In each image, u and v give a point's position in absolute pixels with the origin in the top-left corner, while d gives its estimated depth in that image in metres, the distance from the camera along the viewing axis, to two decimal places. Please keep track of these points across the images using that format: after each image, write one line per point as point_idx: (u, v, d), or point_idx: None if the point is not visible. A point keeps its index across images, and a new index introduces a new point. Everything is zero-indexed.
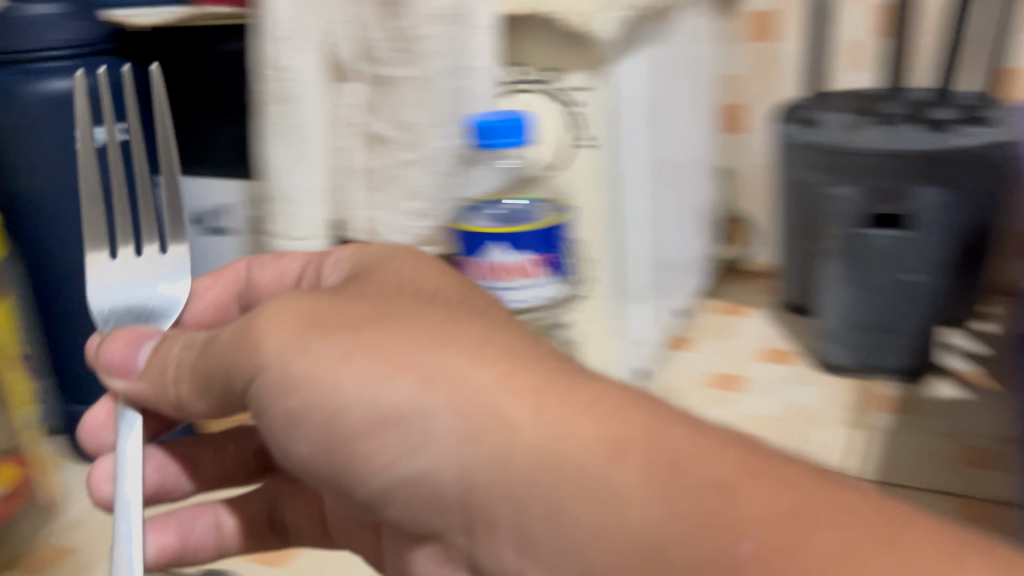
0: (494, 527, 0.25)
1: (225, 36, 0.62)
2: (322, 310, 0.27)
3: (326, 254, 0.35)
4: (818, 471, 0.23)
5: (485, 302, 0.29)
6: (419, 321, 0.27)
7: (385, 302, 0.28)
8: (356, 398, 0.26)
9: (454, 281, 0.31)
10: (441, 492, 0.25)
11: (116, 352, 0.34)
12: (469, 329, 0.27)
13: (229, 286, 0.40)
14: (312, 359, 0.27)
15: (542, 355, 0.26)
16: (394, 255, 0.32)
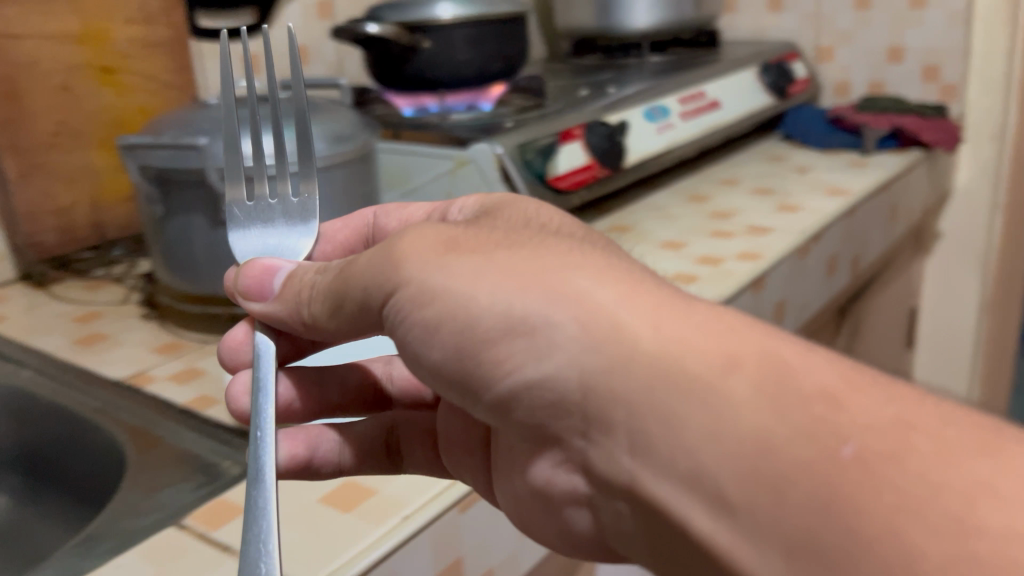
0: (609, 431, 0.27)
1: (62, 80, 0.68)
2: (456, 239, 0.30)
3: (452, 200, 0.36)
4: (928, 396, 0.24)
5: (595, 236, 0.31)
6: (547, 248, 0.29)
7: (513, 234, 0.30)
8: (494, 292, 0.28)
9: (564, 218, 0.33)
10: (559, 376, 0.27)
11: (252, 279, 0.36)
12: (589, 256, 0.29)
13: (361, 231, 0.41)
14: (449, 265, 0.30)
15: (656, 281, 0.29)
16: (514, 196, 0.34)
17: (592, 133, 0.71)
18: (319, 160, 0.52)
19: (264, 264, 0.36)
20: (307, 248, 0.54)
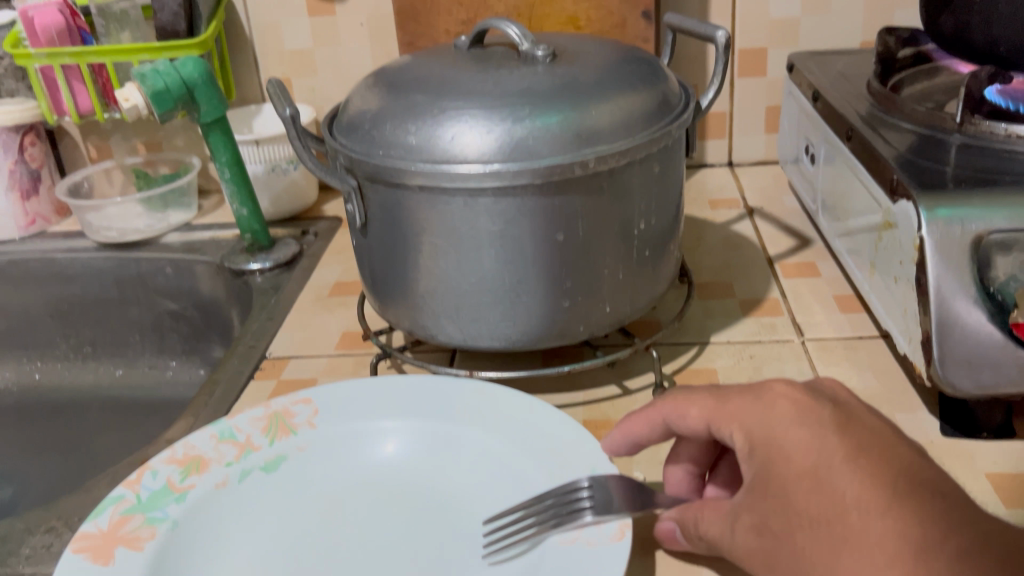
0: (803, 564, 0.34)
1: None
2: (758, 483, 0.36)
3: (722, 417, 0.40)
4: None
5: (829, 414, 0.37)
6: (806, 480, 0.34)
7: (784, 466, 0.36)
8: (790, 445, 0.36)
9: (822, 409, 0.38)
10: (788, 509, 0.34)
11: (618, 444, 0.47)
12: (846, 474, 0.34)
13: (657, 421, 0.44)
14: (765, 426, 0.38)
15: (908, 462, 0.35)
16: (770, 386, 0.40)
17: None
18: (472, 148, 0.50)
19: (665, 526, 0.43)
20: (510, 250, 0.53)
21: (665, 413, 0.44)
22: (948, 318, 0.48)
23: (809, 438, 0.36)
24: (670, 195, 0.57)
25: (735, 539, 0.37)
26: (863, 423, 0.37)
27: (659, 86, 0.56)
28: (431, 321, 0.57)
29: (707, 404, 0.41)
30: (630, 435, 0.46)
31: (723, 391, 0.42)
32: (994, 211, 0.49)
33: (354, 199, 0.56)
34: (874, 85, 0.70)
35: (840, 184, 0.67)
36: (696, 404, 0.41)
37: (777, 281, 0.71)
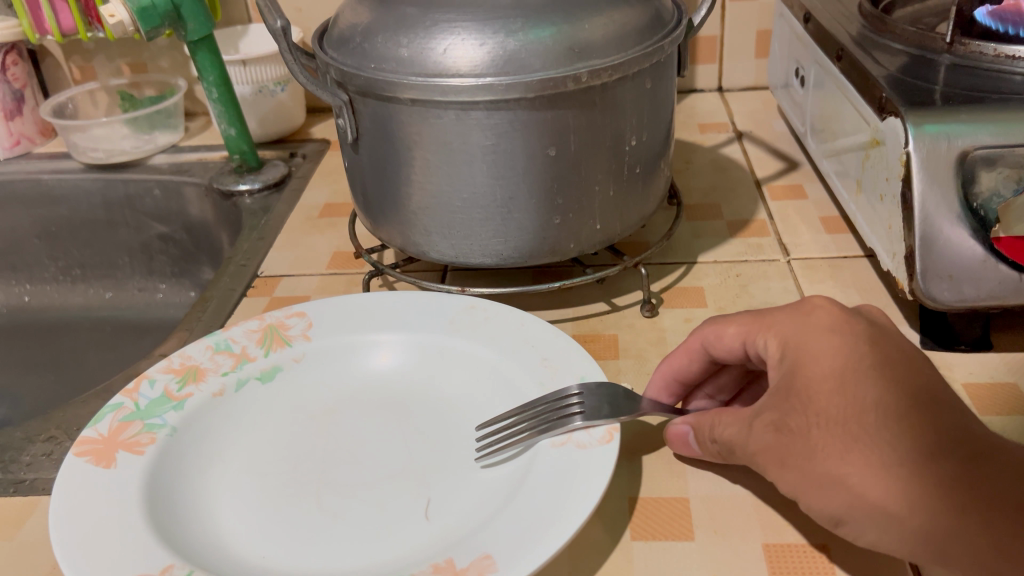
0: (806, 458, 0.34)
1: None
2: (784, 384, 0.36)
3: (760, 328, 0.40)
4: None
5: (865, 328, 0.36)
6: (832, 382, 0.34)
7: (809, 368, 0.35)
8: (817, 348, 0.36)
9: (859, 322, 0.37)
10: (804, 408, 0.34)
11: (658, 387, 0.46)
12: (869, 380, 0.34)
13: (696, 349, 0.44)
14: (784, 334, 0.38)
15: (924, 373, 0.35)
16: (812, 298, 0.40)
17: None
18: (466, 61, 0.50)
19: (678, 428, 0.42)
20: (502, 165, 0.53)
21: (703, 335, 0.44)
22: (931, 232, 0.49)
23: (839, 345, 0.36)
24: (662, 112, 0.57)
25: (751, 436, 0.37)
26: (892, 338, 0.37)
27: (651, 2, 0.56)
28: (423, 237, 0.58)
29: (746, 322, 0.42)
30: (669, 370, 0.46)
31: (759, 314, 0.41)
32: (980, 127, 0.49)
33: (346, 113, 0.56)
34: (866, 6, 0.70)
35: (828, 105, 0.67)
36: (736, 323, 0.42)
37: (764, 203, 0.72)
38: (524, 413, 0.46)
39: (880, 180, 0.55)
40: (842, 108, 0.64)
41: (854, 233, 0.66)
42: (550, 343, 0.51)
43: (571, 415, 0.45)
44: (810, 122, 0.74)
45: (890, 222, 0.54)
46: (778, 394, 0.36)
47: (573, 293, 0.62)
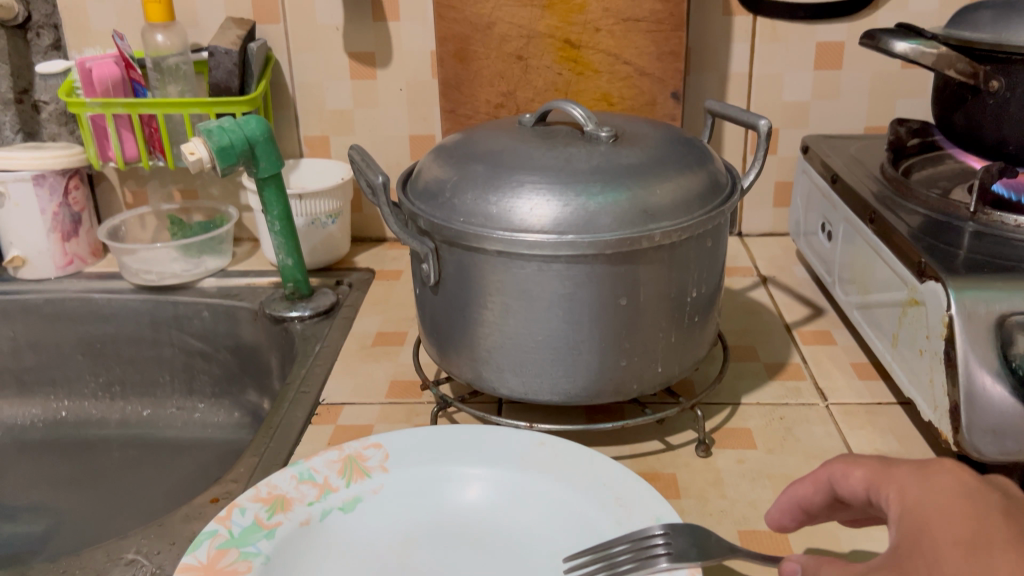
0: None
1: (794, 11, 0.91)
2: (905, 543, 0.33)
3: (883, 479, 0.38)
4: None
5: (1001, 496, 0.33)
6: (961, 549, 0.31)
7: (935, 534, 0.32)
8: (942, 509, 0.33)
9: (995, 490, 0.33)
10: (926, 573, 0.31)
11: (783, 507, 0.46)
12: (1005, 553, 0.29)
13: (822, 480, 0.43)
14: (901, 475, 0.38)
15: None
16: (944, 459, 0.37)
17: None
18: (547, 219, 0.55)
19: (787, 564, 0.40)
20: (574, 314, 0.57)
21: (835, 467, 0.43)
22: (976, 389, 0.54)
23: (970, 514, 0.32)
24: (717, 265, 0.62)
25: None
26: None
27: (709, 168, 0.62)
28: (493, 374, 0.61)
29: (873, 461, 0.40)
30: (792, 496, 0.46)
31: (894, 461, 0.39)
32: (1014, 294, 0.55)
33: (429, 259, 0.60)
34: (888, 170, 0.77)
35: (859, 260, 0.73)
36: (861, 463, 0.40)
37: (797, 348, 0.77)
38: (608, 552, 0.49)
39: (919, 337, 0.60)
40: (875, 265, 0.69)
41: (885, 380, 0.71)
42: (622, 482, 0.54)
43: (654, 557, 0.47)
44: (836, 273, 0.79)
45: (931, 377, 0.58)
46: (899, 555, 0.33)
47: (629, 431, 0.66)
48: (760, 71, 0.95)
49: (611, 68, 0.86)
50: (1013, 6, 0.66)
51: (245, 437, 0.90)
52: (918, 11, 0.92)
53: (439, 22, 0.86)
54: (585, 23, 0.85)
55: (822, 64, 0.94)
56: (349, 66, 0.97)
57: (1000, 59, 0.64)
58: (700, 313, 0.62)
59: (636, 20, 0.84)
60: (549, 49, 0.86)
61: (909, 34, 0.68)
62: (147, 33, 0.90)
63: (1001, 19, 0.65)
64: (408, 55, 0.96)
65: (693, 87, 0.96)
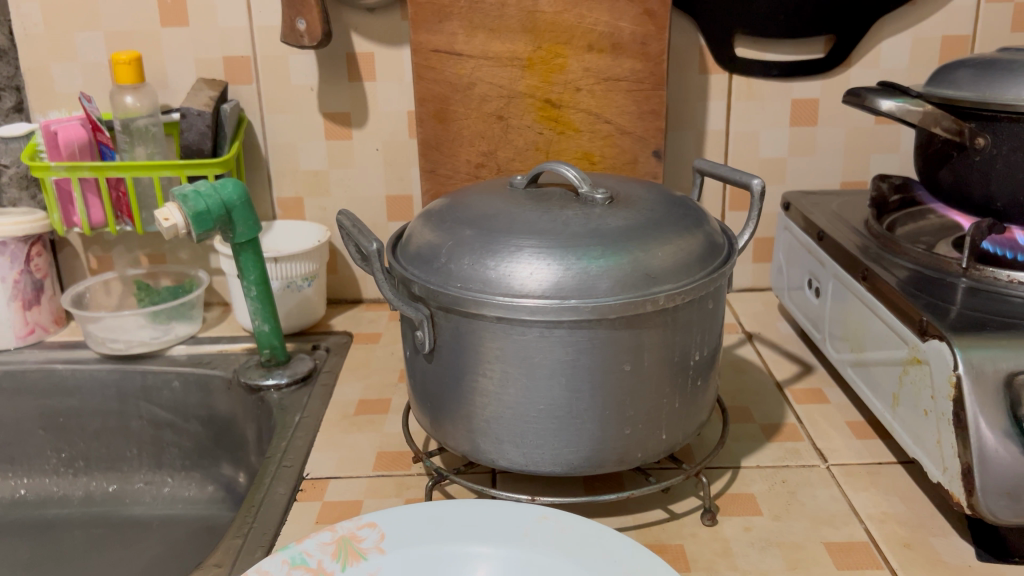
0: None
1: (769, 69, 0.93)
2: None
3: None
4: None
5: None
6: None
7: None
8: None
9: None
10: None
11: None
12: None
13: None
14: None
15: None
16: None
17: None
18: (548, 283, 0.54)
19: None
20: (577, 382, 0.55)
21: None
22: (987, 451, 0.53)
23: None
24: (717, 327, 0.61)
25: None
26: None
27: (705, 229, 0.62)
28: (491, 445, 0.59)
29: None
30: None
31: None
32: (1019, 351, 0.54)
33: (424, 326, 0.58)
34: (873, 226, 0.77)
35: (850, 318, 0.73)
36: None
37: (790, 407, 0.76)
38: None
39: (922, 395, 0.59)
40: (869, 323, 0.69)
41: (884, 439, 0.70)
42: (634, 558, 0.52)
43: None
44: (825, 329, 0.79)
45: (938, 436, 0.57)
46: None
47: (630, 500, 0.63)
48: (736, 129, 0.96)
49: (592, 127, 0.86)
50: (992, 65, 0.67)
51: (219, 514, 0.86)
52: (890, 68, 0.93)
53: (418, 82, 0.85)
54: (565, 82, 0.84)
55: (797, 121, 0.95)
56: (324, 126, 0.95)
57: (986, 117, 0.65)
58: (702, 377, 0.61)
59: (617, 79, 0.84)
60: (529, 109, 0.85)
61: (894, 93, 0.68)
62: (115, 94, 0.87)
63: (984, 78, 0.66)
64: (385, 115, 0.95)
65: (672, 144, 0.96)
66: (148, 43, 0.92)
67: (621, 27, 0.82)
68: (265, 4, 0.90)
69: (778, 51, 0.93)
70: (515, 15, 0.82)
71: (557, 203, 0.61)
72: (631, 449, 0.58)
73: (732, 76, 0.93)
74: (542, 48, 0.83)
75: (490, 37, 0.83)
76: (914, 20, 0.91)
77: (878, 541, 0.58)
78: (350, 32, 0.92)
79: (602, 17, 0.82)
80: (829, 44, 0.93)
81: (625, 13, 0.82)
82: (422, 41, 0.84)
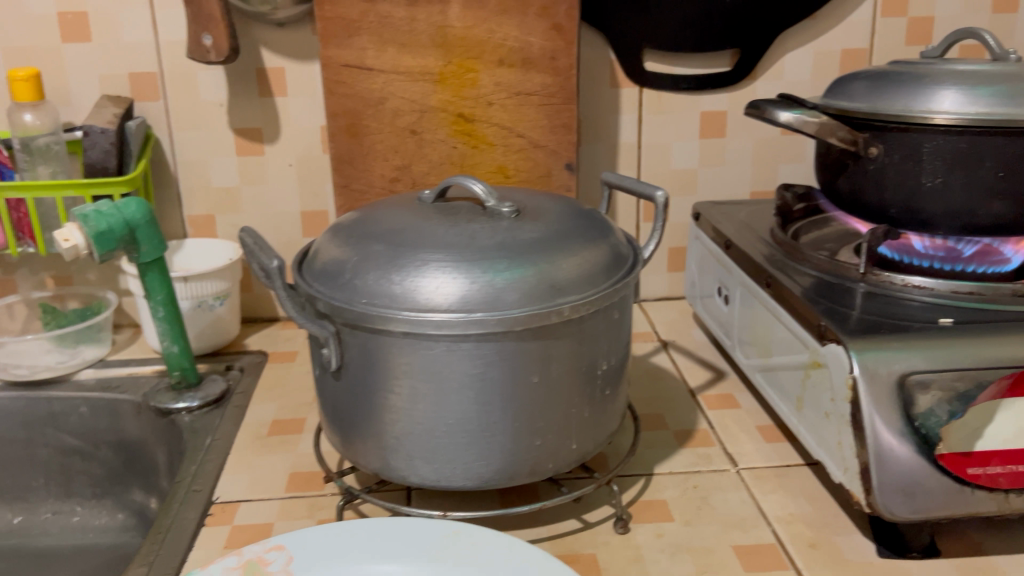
0: None
1: (677, 82, 0.95)
2: None
3: None
4: None
5: None
6: None
7: None
8: None
9: None
10: None
11: None
12: None
13: None
14: None
15: None
16: None
17: None
18: (453, 296, 0.54)
19: None
20: (486, 394, 0.55)
21: None
22: (884, 450, 0.54)
23: None
24: (623, 336, 0.62)
25: None
26: None
27: (610, 241, 0.63)
28: (402, 462, 0.58)
29: None
30: None
31: None
32: (910, 353, 0.56)
33: (330, 343, 0.57)
34: (777, 234, 0.79)
35: (757, 324, 0.74)
36: None
37: (702, 413, 0.77)
38: None
39: (823, 397, 0.61)
40: (774, 329, 0.70)
41: (792, 442, 0.71)
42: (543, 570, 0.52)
43: None
44: (734, 336, 0.81)
45: (839, 437, 0.59)
46: None
47: (544, 512, 0.64)
48: (648, 141, 0.97)
49: (505, 140, 0.86)
50: (887, 79, 0.70)
51: (130, 542, 0.83)
52: (793, 81, 0.96)
53: (329, 97, 0.85)
54: (477, 97, 0.85)
55: (706, 134, 0.98)
56: (235, 142, 0.94)
57: (876, 127, 0.67)
58: (611, 385, 0.61)
59: (528, 93, 0.85)
60: (442, 123, 0.85)
61: (793, 104, 0.70)
62: (13, 112, 0.84)
63: (881, 92, 0.69)
64: (298, 131, 0.94)
65: (586, 157, 0.97)
66: (48, 59, 0.89)
67: (530, 42, 0.83)
68: (171, 19, 0.89)
69: (686, 65, 0.95)
70: (425, 30, 0.82)
71: (464, 216, 0.61)
72: (543, 460, 0.58)
73: (642, 89, 0.95)
74: (453, 63, 0.84)
75: (401, 52, 0.83)
76: (814, 35, 0.95)
77: (784, 542, 0.59)
78: (260, 47, 0.91)
79: (513, 33, 0.83)
80: (734, 59, 0.95)
81: (534, 28, 0.82)
82: (332, 56, 0.83)
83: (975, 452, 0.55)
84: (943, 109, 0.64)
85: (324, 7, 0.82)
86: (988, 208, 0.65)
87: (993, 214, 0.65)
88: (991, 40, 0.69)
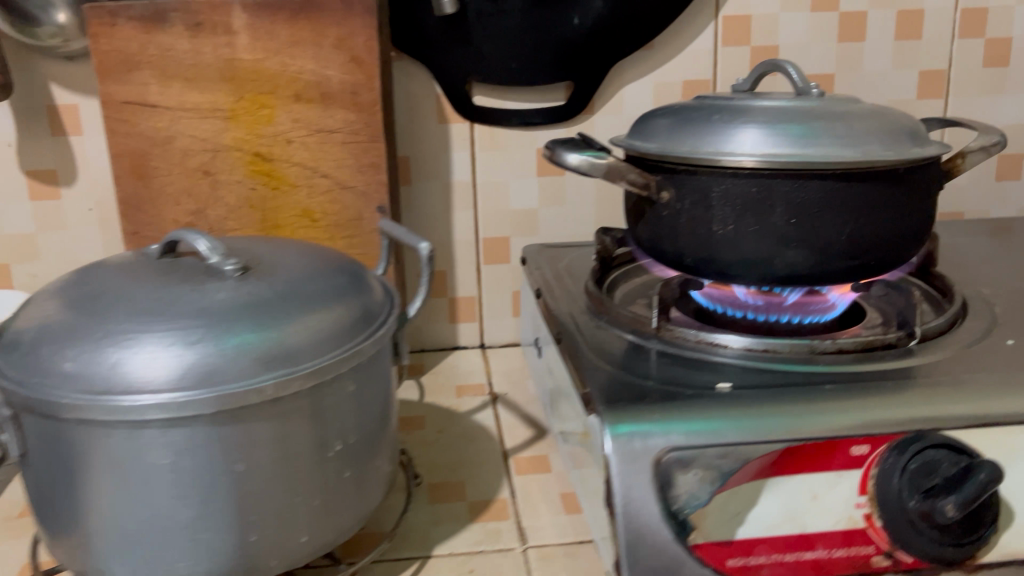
0: None
1: (508, 118, 0.89)
2: None
3: None
4: None
5: None
6: None
7: None
8: None
9: None
10: None
11: None
12: None
13: None
14: None
15: None
16: None
17: (897, 471, 0.48)
18: (133, 373, 0.46)
19: None
20: (183, 484, 0.48)
21: None
22: (638, 539, 0.47)
23: None
24: (372, 407, 0.55)
25: None
26: None
27: (358, 299, 0.55)
28: (99, 562, 0.50)
29: None
30: None
31: None
32: (670, 427, 0.50)
33: (8, 428, 0.49)
34: (588, 284, 0.73)
35: (557, 383, 0.68)
36: None
37: (507, 479, 0.70)
38: None
39: (591, 474, 0.55)
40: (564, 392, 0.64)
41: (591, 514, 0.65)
42: None
43: None
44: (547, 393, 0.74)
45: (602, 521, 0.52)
46: None
47: None
48: (482, 179, 0.91)
49: (308, 181, 0.79)
50: (683, 115, 0.64)
51: None
52: (634, 114, 0.91)
53: (111, 136, 0.78)
54: (274, 134, 0.78)
55: (544, 171, 0.92)
56: (27, 185, 0.86)
57: (667, 169, 0.62)
58: (355, 464, 0.54)
59: (330, 130, 0.78)
60: (237, 164, 0.79)
61: (584, 145, 0.64)
62: None
63: (675, 129, 0.63)
64: (97, 172, 0.87)
65: (415, 197, 0.91)
66: None
67: (328, 75, 0.76)
68: None
69: (518, 98, 0.89)
70: (212, 63, 0.76)
71: (182, 275, 0.53)
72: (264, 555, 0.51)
73: (472, 124, 0.89)
74: (245, 99, 0.77)
75: (187, 88, 0.76)
76: (653, 66, 0.89)
77: None
78: (48, 82, 0.83)
79: (308, 67, 0.76)
80: (570, 91, 0.90)
81: (331, 60, 0.76)
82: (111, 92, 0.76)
83: (737, 540, 0.48)
84: (732, 149, 0.59)
85: (99, 40, 0.74)
86: (782, 258, 0.59)
87: (788, 262, 0.59)
88: (794, 73, 0.64)
